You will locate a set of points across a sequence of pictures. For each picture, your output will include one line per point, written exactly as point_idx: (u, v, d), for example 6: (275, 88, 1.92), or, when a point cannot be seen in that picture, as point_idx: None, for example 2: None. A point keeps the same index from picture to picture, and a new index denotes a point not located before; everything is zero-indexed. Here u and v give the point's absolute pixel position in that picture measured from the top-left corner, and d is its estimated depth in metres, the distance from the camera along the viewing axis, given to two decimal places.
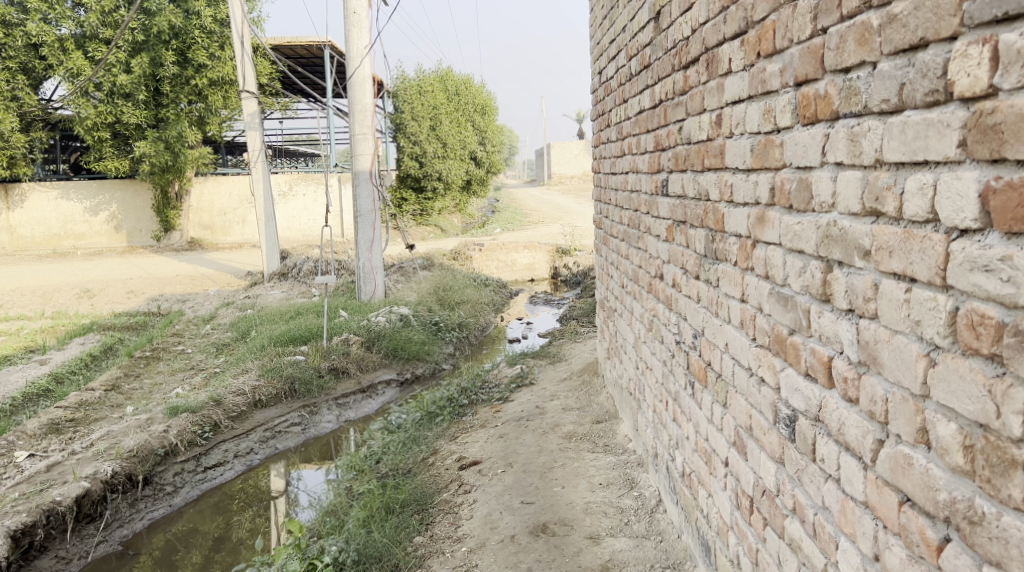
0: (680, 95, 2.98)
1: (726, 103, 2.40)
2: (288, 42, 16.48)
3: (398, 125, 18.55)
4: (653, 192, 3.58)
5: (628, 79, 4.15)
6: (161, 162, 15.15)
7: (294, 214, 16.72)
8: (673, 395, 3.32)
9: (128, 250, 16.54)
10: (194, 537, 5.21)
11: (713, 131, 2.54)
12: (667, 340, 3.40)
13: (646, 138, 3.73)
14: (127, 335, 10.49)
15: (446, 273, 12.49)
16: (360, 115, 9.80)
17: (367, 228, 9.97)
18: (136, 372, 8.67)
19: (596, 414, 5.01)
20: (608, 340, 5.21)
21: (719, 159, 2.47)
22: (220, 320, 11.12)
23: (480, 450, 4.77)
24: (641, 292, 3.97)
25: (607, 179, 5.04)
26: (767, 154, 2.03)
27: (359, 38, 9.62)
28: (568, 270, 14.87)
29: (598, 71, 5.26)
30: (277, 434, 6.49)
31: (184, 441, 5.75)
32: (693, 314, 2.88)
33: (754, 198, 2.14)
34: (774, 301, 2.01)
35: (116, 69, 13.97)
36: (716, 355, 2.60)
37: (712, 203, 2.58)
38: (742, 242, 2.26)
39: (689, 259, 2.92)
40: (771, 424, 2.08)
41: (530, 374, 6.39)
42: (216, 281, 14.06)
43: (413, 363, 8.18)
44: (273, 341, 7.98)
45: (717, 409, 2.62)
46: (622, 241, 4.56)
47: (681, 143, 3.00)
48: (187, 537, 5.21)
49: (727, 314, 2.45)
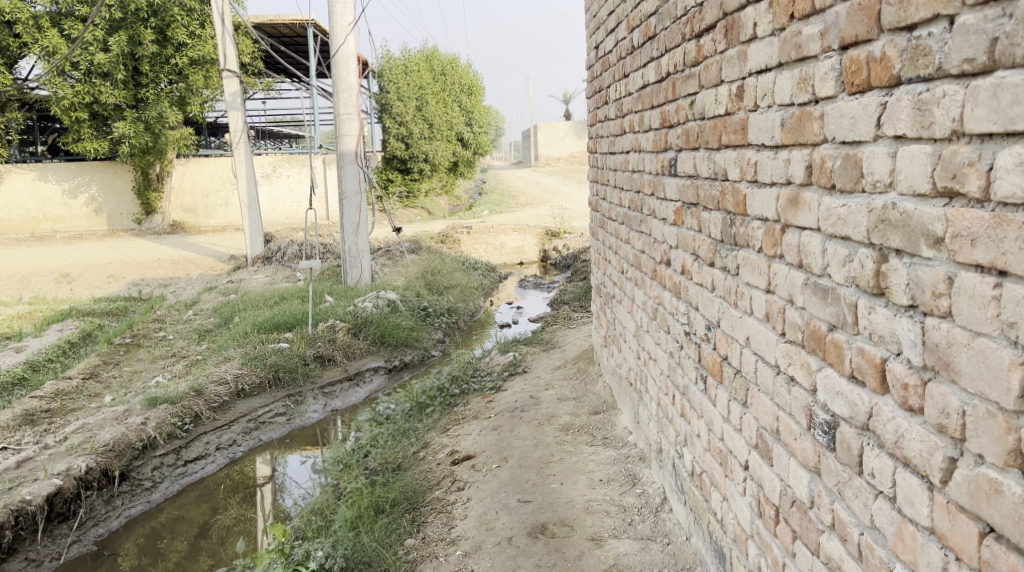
0: (692, 67, 2.75)
1: (748, 72, 2.18)
2: (270, 21, 16.06)
3: (383, 106, 18.18)
4: (658, 172, 3.36)
5: (629, 53, 3.93)
6: (141, 144, 14.76)
7: (278, 196, 16.37)
8: (681, 389, 3.12)
9: (109, 233, 16.16)
10: (182, 525, 5.03)
11: (733, 104, 2.32)
12: (674, 330, 3.19)
13: (650, 114, 3.51)
14: (107, 321, 10.20)
15: (434, 257, 12.25)
16: (345, 94, 9.49)
17: (352, 211, 9.69)
18: (116, 360, 8.39)
19: (594, 405, 4.82)
20: (606, 327, 5.01)
21: (741, 134, 2.25)
22: (202, 305, 10.83)
23: (473, 443, 4.57)
24: (644, 279, 3.76)
25: (604, 160, 4.82)
26: (802, 128, 1.81)
27: (343, 15, 9.32)
28: (557, 252, 14.64)
29: (594, 46, 5.03)
30: (261, 426, 6.23)
31: (163, 434, 5.51)
32: (706, 303, 2.67)
33: (785, 177, 1.92)
34: (809, 293, 1.80)
35: (92, 48, 13.54)
36: (733, 349, 2.39)
37: (730, 184, 2.36)
38: (769, 227, 2.05)
39: (702, 244, 2.71)
40: (803, 429, 1.88)
41: (523, 362, 6.19)
42: (199, 265, 13.74)
43: (401, 350, 7.95)
44: (257, 328, 7.73)
45: (734, 408, 2.43)
46: (622, 224, 4.34)
47: (692, 118, 2.77)
48: (174, 527, 5.02)
49: (748, 305, 2.24)
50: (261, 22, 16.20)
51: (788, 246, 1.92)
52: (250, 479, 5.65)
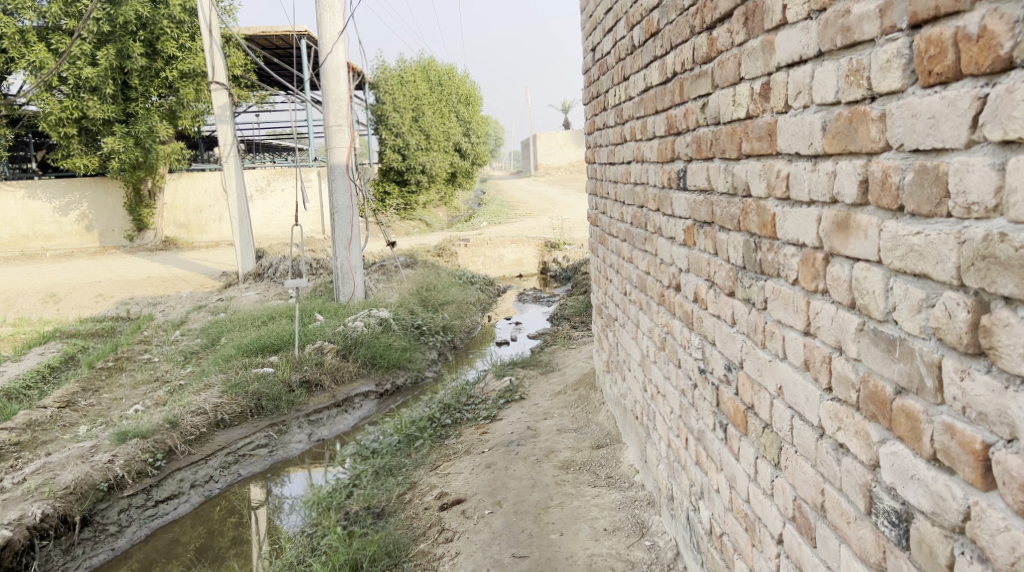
0: (704, 64, 2.38)
1: (776, 66, 1.80)
2: (262, 32, 15.77)
3: (379, 117, 17.83)
4: (664, 185, 2.98)
5: (629, 54, 3.56)
6: (132, 159, 14.44)
7: (272, 210, 16.00)
8: (696, 434, 2.73)
9: (100, 251, 15.77)
10: (177, 549, 4.91)
11: (757, 105, 1.94)
12: (686, 367, 2.79)
13: (653, 120, 3.13)
14: (91, 343, 9.78)
15: (430, 271, 11.85)
16: (335, 105, 9.14)
17: (344, 226, 9.31)
18: (96, 386, 7.98)
19: (596, 437, 4.43)
20: (607, 351, 4.64)
21: (768, 142, 1.87)
22: (191, 325, 10.42)
23: (464, 484, 4.17)
24: (650, 303, 3.37)
25: (604, 171, 4.44)
26: (853, 132, 1.42)
27: (332, 24, 8.99)
28: (558, 264, 14.27)
29: (591, 49, 4.66)
30: (240, 459, 5.84)
31: (133, 472, 5.11)
32: (726, 340, 2.28)
33: (829, 194, 1.54)
34: (867, 343, 1.42)
35: (80, 62, 13.20)
36: (762, 399, 2.00)
37: (754, 201, 1.98)
38: (807, 254, 1.67)
39: (718, 269, 2.32)
40: (860, 513, 1.48)
41: (521, 387, 5.78)
42: (190, 282, 13.36)
43: (393, 372, 7.56)
44: (240, 351, 7.32)
45: (763, 468, 2.04)
46: (624, 241, 3.95)
47: (705, 124, 2.40)
48: (169, 549, 4.91)
49: (780, 347, 1.86)
50: (253, 34, 15.89)
51: (834, 281, 1.54)
52: (246, 512, 5.41)
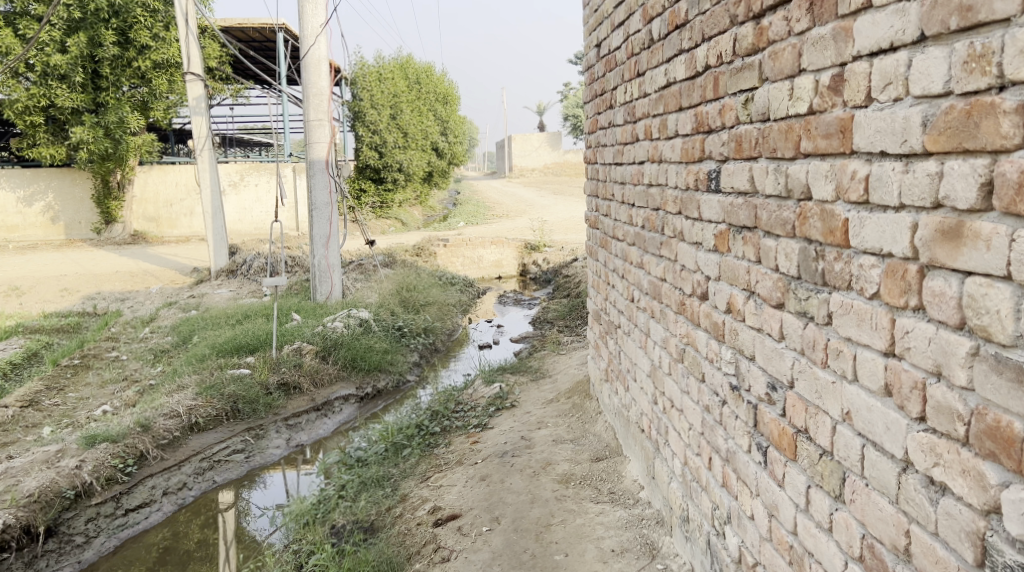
0: (749, 56, 2.20)
1: (853, 54, 1.62)
2: (239, 24, 15.37)
3: (357, 113, 17.49)
4: (688, 187, 2.79)
5: (645, 49, 3.38)
6: (101, 150, 13.94)
7: (246, 206, 15.61)
8: (723, 454, 2.54)
9: (66, 244, 15.25)
10: (135, 551, 4.71)
11: (823, 99, 1.75)
12: (712, 381, 2.61)
13: (675, 118, 2.95)
14: (56, 339, 9.37)
15: (409, 271, 11.57)
16: (316, 99, 8.85)
17: (323, 223, 9.02)
18: (61, 384, 7.59)
19: (596, 449, 4.23)
20: (607, 359, 4.45)
21: (839, 139, 1.68)
22: (160, 322, 10.04)
23: (458, 498, 3.95)
24: (665, 311, 3.19)
25: (608, 171, 4.27)
26: (970, 128, 1.28)
27: (314, 15, 8.71)
28: (537, 267, 14.06)
29: (594, 44, 4.48)
30: (215, 465, 5.55)
31: (101, 479, 4.81)
32: (770, 356, 2.10)
33: (931, 199, 1.37)
34: (984, 371, 1.27)
35: (48, 48, 12.73)
36: (821, 423, 1.82)
37: (816, 205, 1.80)
38: (892, 266, 1.49)
39: (762, 278, 2.14)
40: (968, 564, 1.33)
41: (511, 394, 5.57)
42: (159, 278, 12.93)
43: (374, 375, 7.30)
44: (214, 351, 7.00)
45: (818, 498, 1.85)
46: (632, 245, 3.77)
47: (748, 121, 2.21)
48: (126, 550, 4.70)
49: (849, 368, 1.68)
50: (229, 25, 15.48)
51: (934, 298, 1.37)
52: (216, 515, 5.22)
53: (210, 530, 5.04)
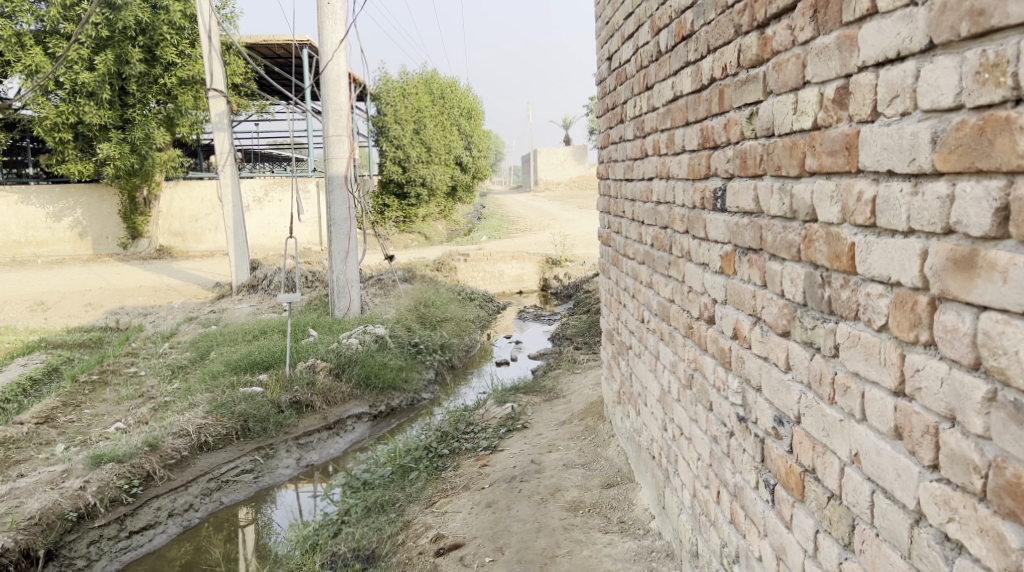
0: (754, 68, 2.07)
1: (859, 65, 1.49)
2: (264, 40, 15.51)
3: (380, 128, 17.54)
4: (695, 206, 2.66)
5: (654, 61, 3.26)
6: (127, 166, 14.09)
7: (269, 221, 15.69)
8: (731, 488, 2.40)
9: (93, 259, 15.42)
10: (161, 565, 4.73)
11: (830, 113, 1.62)
12: (720, 411, 2.47)
13: (682, 133, 2.82)
14: (77, 354, 9.41)
15: (428, 287, 11.50)
16: (335, 114, 8.82)
17: (341, 239, 8.98)
18: (78, 400, 7.59)
19: (607, 475, 4.09)
20: (619, 381, 4.31)
21: (846, 158, 1.55)
22: (180, 337, 10.05)
23: (462, 525, 3.83)
24: (673, 335, 3.06)
25: (619, 187, 4.15)
26: (984, 144, 1.16)
27: (334, 31, 8.70)
28: (559, 281, 13.94)
29: (607, 57, 4.37)
30: (224, 486, 5.49)
31: (105, 500, 4.77)
32: (777, 388, 1.96)
33: (942, 225, 1.25)
34: (1002, 420, 1.14)
35: (77, 66, 12.91)
36: (828, 464, 1.67)
37: (821, 227, 1.67)
38: (900, 296, 1.36)
39: (768, 304, 2.00)
40: None
41: (523, 415, 5.44)
42: (182, 293, 13.00)
43: (387, 394, 7.21)
44: (229, 368, 6.95)
45: (827, 545, 1.71)
46: (642, 263, 3.64)
47: (753, 137, 2.08)
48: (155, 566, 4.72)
49: (857, 406, 1.54)
50: (254, 42, 15.62)
51: (947, 333, 1.24)
52: (235, 528, 5.24)
53: (232, 544, 5.03)
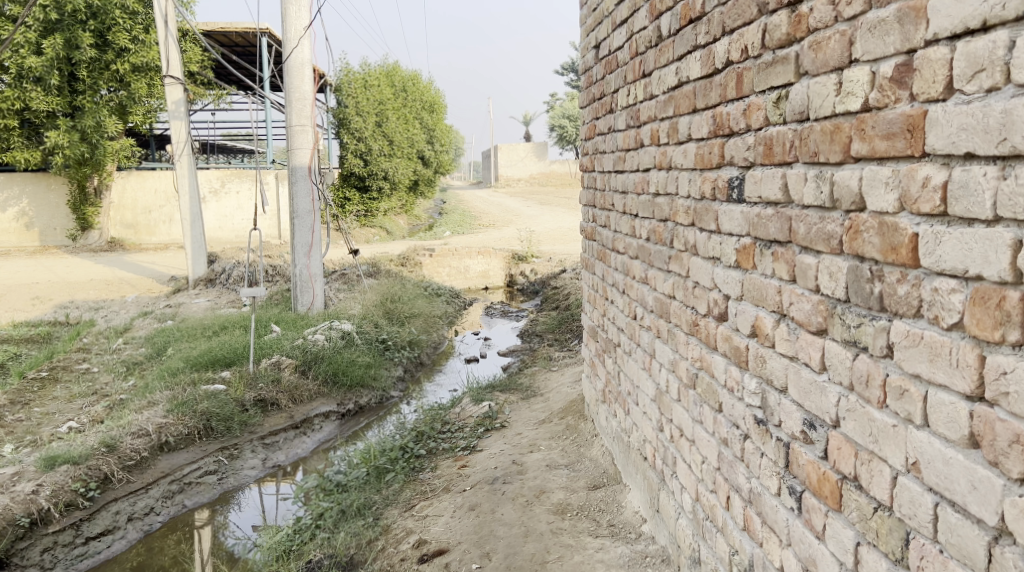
0: (782, 48, 1.94)
1: (927, 40, 1.40)
2: (222, 28, 15.07)
3: (341, 121, 17.14)
4: (704, 197, 2.53)
5: (652, 47, 3.13)
6: (77, 155, 13.54)
7: (227, 213, 15.24)
8: (744, 494, 2.27)
9: (40, 250, 14.79)
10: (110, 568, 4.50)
11: (885, 93, 1.50)
12: (732, 413, 2.35)
13: (688, 119, 2.69)
14: (25, 350, 8.96)
15: (394, 282, 11.25)
16: (299, 104, 8.53)
17: (305, 232, 8.68)
18: (26, 398, 7.19)
19: (593, 476, 3.96)
20: (604, 380, 4.18)
21: (907, 143, 1.44)
22: (135, 333, 9.64)
23: (445, 530, 3.66)
24: (673, 332, 2.93)
25: (607, 179, 4.02)
26: None
27: (298, 18, 8.42)
28: (525, 278, 13.79)
29: (593, 45, 4.23)
30: (186, 488, 5.22)
31: (60, 505, 4.48)
32: (808, 390, 1.84)
33: None
34: None
35: (24, 50, 12.31)
36: (876, 473, 1.56)
37: (871, 217, 1.55)
38: (980, 293, 1.30)
39: (799, 300, 1.87)
40: None
41: (500, 414, 5.28)
42: (135, 287, 12.52)
43: (355, 392, 6.98)
44: (189, 365, 6.65)
45: (872, 558, 1.59)
46: (634, 258, 3.51)
47: (780, 122, 1.96)
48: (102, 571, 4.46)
49: (917, 411, 1.43)
50: (212, 30, 15.16)
51: None
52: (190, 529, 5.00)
53: (186, 545, 4.81)
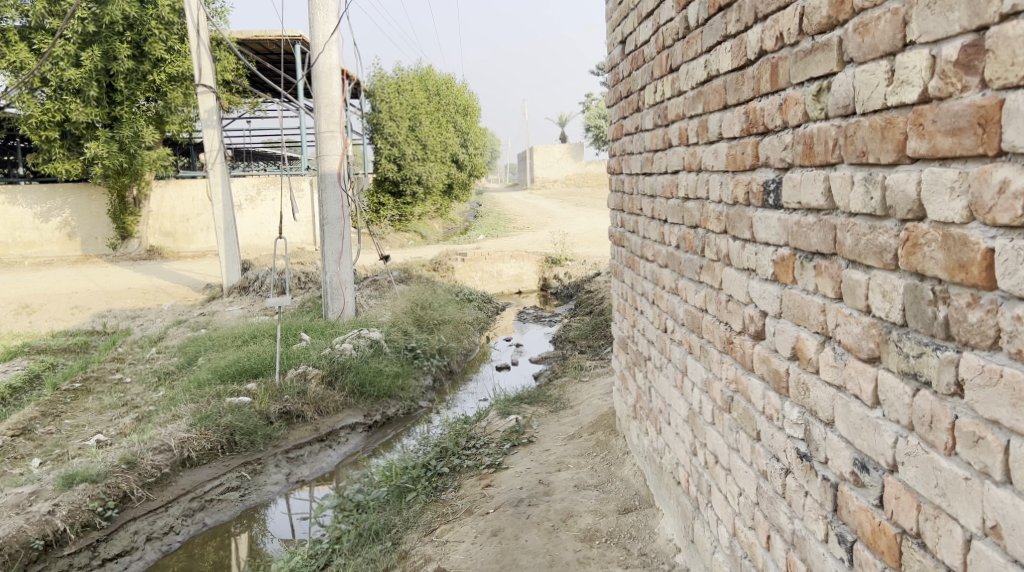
0: (823, 32, 1.69)
1: (1003, 15, 1.17)
2: (256, 36, 15.05)
3: (375, 126, 17.10)
4: (736, 202, 2.29)
5: (678, 39, 2.89)
6: (116, 165, 13.69)
7: (262, 219, 15.28)
8: (786, 536, 2.02)
9: (81, 259, 14.98)
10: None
11: (950, 80, 1.26)
12: (771, 445, 2.10)
13: (719, 116, 2.44)
14: (62, 360, 9.00)
15: (425, 288, 11.09)
16: (328, 109, 8.40)
17: (334, 238, 8.55)
18: (57, 410, 7.15)
19: (623, 498, 3.72)
20: (635, 394, 3.94)
21: (979, 137, 1.21)
22: (168, 341, 9.63)
23: (465, 558, 3.45)
24: (706, 349, 2.69)
25: (634, 182, 3.79)
26: None
27: (325, 23, 8.30)
28: (559, 281, 13.54)
29: (619, 40, 3.99)
30: (207, 506, 5.10)
31: (76, 526, 4.39)
32: (858, 427, 1.59)
33: None
34: None
35: (63, 62, 12.47)
36: (945, 530, 1.32)
37: (931, 228, 1.32)
38: None
39: (847, 322, 1.63)
40: None
41: (528, 428, 5.06)
42: (171, 294, 12.59)
43: (383, 402, 6.83)
44: (216, 376, 6.54)
45: None
46: (663, 267, 3.27)
47: (821, 117, 1.72)
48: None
49: (1000, 462, 1.20)
50: (246, 38, 15.19)
51: None
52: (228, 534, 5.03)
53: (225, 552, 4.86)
